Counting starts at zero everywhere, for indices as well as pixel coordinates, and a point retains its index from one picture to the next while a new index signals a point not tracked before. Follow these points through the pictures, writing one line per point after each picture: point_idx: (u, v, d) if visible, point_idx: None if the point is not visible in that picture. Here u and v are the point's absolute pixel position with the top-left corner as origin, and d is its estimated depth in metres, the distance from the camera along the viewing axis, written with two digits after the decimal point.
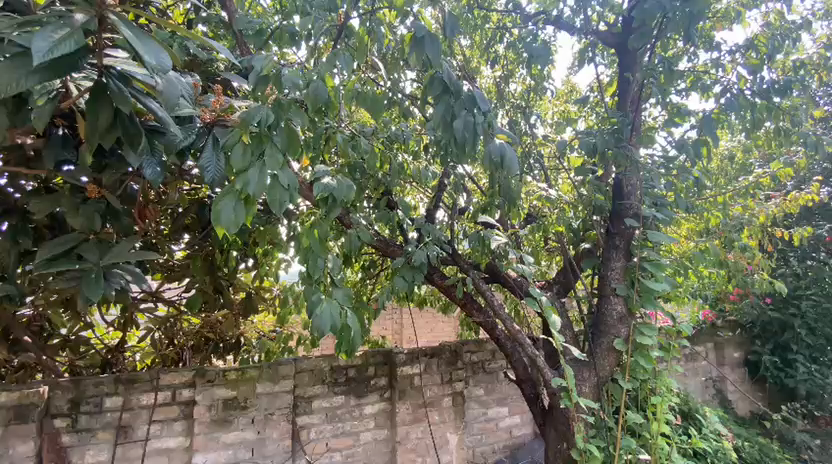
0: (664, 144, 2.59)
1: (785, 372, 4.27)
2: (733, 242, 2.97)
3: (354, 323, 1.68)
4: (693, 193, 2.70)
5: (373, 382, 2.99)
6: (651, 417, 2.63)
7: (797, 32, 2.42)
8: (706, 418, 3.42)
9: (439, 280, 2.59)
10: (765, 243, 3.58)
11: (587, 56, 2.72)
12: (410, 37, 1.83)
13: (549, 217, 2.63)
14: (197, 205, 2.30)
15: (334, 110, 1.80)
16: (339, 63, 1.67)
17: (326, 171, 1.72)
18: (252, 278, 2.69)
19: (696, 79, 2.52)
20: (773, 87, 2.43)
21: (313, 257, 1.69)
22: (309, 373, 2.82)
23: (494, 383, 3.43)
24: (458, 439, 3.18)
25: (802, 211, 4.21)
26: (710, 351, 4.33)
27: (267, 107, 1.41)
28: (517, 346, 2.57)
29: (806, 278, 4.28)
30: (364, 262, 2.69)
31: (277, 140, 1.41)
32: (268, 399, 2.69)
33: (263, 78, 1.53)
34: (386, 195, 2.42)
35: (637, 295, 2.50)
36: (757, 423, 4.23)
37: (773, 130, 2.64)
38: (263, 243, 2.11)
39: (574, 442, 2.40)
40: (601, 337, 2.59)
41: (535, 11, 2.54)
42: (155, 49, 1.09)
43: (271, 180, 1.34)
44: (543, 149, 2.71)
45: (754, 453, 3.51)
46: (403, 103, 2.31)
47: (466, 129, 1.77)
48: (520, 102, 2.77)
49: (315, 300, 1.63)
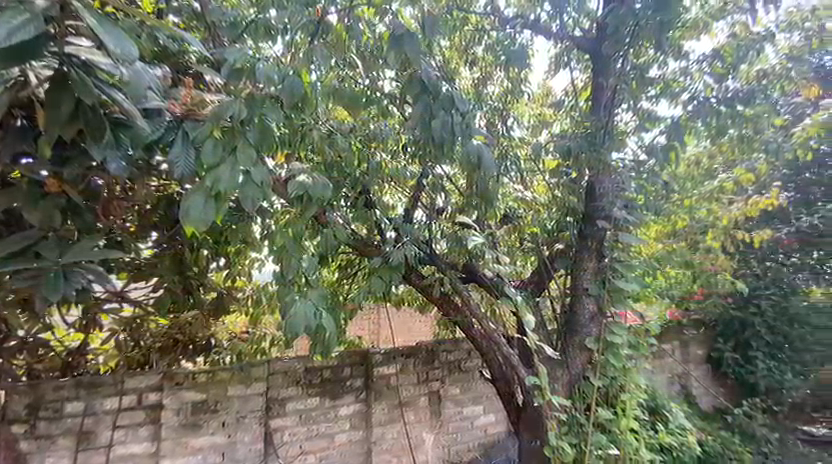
0: (635, 148, 2.66)
1: (746, 368, 4.52)
2: (698, 243, 3.08)
3: (331, 325, 1.65)
4: (661, 197, 2.81)
5: (349, 383, 2.97)
6: (620, 414, 2.67)
7: (762, 43, 2.53)
8: (672, 414, 3.55)
9: (417, 279, 2.61)
10: (728, 245, 3.74)
11: (563, 60, 2.76)
12: (388, 35, 1.88)
13: (524, 218, 2.78)
14: (167, 203, 2.22)
15: (311, 107, 1.75)
16: (318, 62, 1.73)
17: (302, 169, 1.68)
18: (224, 277, 2.61)
19: (666, 87, 2.61)
20: (737, 95, 2.58)
21: (287, 257, 1.68)
22: (283, 374, 2.77)
23: (471, 382, 3.44)
24: (433, 438, 3.24)
25: (763, 215, 4.44)
26: (677, 349, 4.51)
27: (241, 101, 1.37)
28: (493, 345, 2.60)
29: (765, 278, 4.49)
30: (340, 261, 2.65)
31: (249, 136, 1.38)
32: (240, 402, 2.63)
33: (235, 73, 1.52)
34: (364, 194, 2.37)
35: (608, 295, 2.62)
36: (719, 417, 4.41)
37: (738, 138, 2.77)
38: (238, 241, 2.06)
39: (547, 439, 2.48)
40: (572, 335, 2.68)
41: (513, 15, 2.61)
42: (122, 39, 1.06)
43: (243, 176, 1.32)
44: (520, 150, 2.75)
45: (715, 446, 3.69)
46: (383, 102, 2.25)
47: (444, 129, 1.81)
48: (498, 104, 2.75)
49: (289, 300, 1.60)
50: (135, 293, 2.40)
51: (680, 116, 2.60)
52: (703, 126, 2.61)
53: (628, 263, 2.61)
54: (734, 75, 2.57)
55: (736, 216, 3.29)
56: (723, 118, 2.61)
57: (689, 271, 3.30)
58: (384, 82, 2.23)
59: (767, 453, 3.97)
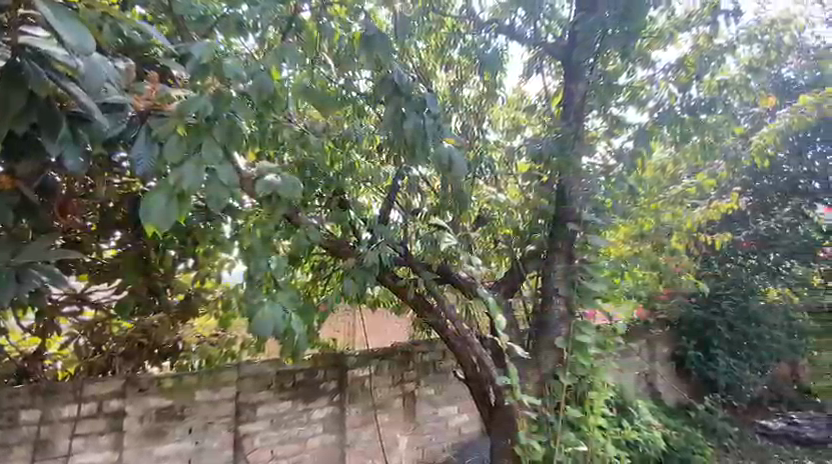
0: (604, 153, 2.74)
1: (708, 365, 4.72)
2: (664, 246, 3.19)
3: (299, 328, 1.61)
4: (628, 200, 2.82)
5: (322, 387, 2.92)
6: (588, 412, 2.78)
7: (723, 54, 2.65)
8: (639, 410, 3.67)
9: (391, 281, 2.59)
10: (692, 247, 3.90)
11: (534, 67, 2.80)
12: (359, 36, 1.91)
13: (498, 220, 2.83)
14: (131, 201, 2.08)
15: (281, 104, 1.73)
16: (286, 61, 1.67)
17: (272, 169, 1.66)
18: (192, 279, 2.38)
19: (634, 94, 2.70)
20: (699, 105, 2.67)
21: (255, 259, 1.66)
22: (253, 378, 2.70)
23: (445, 383, 3.45)
24: (407, 439, 3.24)
25: (724, 218, 4.66)
26: (643, 348, 4.64)
27: (207, 98, 1.33)
28: (466, 346, 2.62)
29: (725, 279, 4.77)
30: (313, 263, 2.57)
31: (217, 133, 1.35)
32: (208, 407, 2.56)
33: (201, 67, 1.45)
34: (339, 194, 2.34)
35: (576, 295, 2.66)
36: (683, 413, 4.58)
37: (698, 145, 2.80)
38: (207, 243, 2.01)
39: (518, 438, 2.53)
40: (545, 335, 2.71)
41: (489, 19, 2.61)
42: (78, 31, 1.02)
43: (209, 175, 1.30)
44: (493, 153, 2.81)
45: (679, 441, 3.82)
46: (359, 102, 2.24)
47: (416, 131, 1.82)
48: (473, 107, 2.84)
49: (256, 303, 1.56)
50: (97, 296, 2.27)
51: (647, 122, 2.68)
52: (669, 133, 2.68)
53: (596, 266, 2.67)
54: (696, 83, 2.66)
55: (699, 219, 3.43)
56: (687, 125, 2.68)
57: (656, 272, 3.41)
58: (360, 81, 2.20)
59: (728, 446, 4.28)
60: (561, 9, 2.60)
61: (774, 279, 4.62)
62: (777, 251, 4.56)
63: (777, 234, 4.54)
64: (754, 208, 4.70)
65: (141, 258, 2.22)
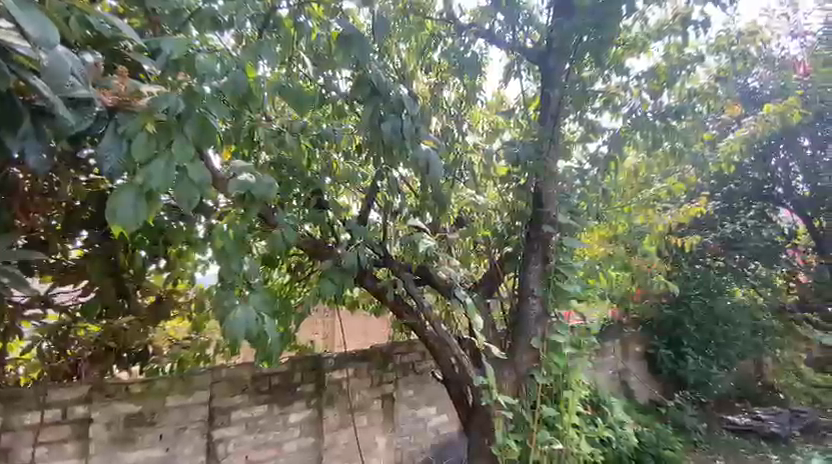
0: (580, 157, 2.82)
1: (678, 363, 4.89)
2: (636, 248, 3.28)
3: (273, 330, 1.58)
4: (602, 202, 2.92)
5: (299, 389, 2.88)
6: (563, 410, 2.84)
7: (693, 63, 2.75)
8: (612, 408, 3.76)
9: (370, 283, 2.55)
10: (663, 248, 4.04)
11: (513, 70, 2.83)
12: (336, 35, 1.94)
13: (477, 222, 2.87)
14: (98, 199, 2.01)
15: (257, 102, 1.69)
16: (262, 58, 1.68)
17: (246, 167, 1.61)
18: (165, 281, 2.33)
19: (608, 100, 2.76)
20: (670, 111, 2.75)
21: (227, 259, 1.61)
22: (228, 382, 2.64)
23: (424, 383, 3.46)
24: (385, 441, 3.22)
25: (694, 222, 4.86)
26: (617, 347, 4.74)
27: (178, 95, 1.30)
28: (444, 347, 2.62)
29: (694, 281, 4.84)
30: (291, 263, 2.55)
31: (187, 131, 1.30)
32: (180, 413, 2.48)
33: (173, 63, 1.47)
34: (317, 194, 2.27)
35: (553, 294, 2.75)
36: (655, 409, 4.73)
37: (670, 150, 2.89)
38: (179, 242, 1.96)
39: (495, 437, 2.56)
40: (522, 338, 2.72)
41: (468, 22, 2.66)
42: (41, 21, 0.99)
43: (179, 174, 1.26)
44: (474, 156, 2.79)
45: (651, 437, 3.94)
46: (339, 102, 2.25)
47: (394, 132, 1.82)
48: (453, 110, 2.89)
49: (228, 305, 1.53)
50: (62, 298, 2.15)
51: (619, 128, 2.78)
52: (642, 137, 2.75)
53: (570, 266, 2.75)
54: (667, 91, 2.78)
55: (670, 222, 3.54)
56: (659, 131, 2.75)
57: (629, 273, 3.50)
58: (339, 81, 2.21)
59: (696, 441, 4.43)
60: (539, 16, 2.66)
61: (740, 280, 4.83)
62: (742, 253, 4.81)
63: (742, 237, 4.78)
64: (722, 213, 4.99)
65: (111, 259, 2.15)
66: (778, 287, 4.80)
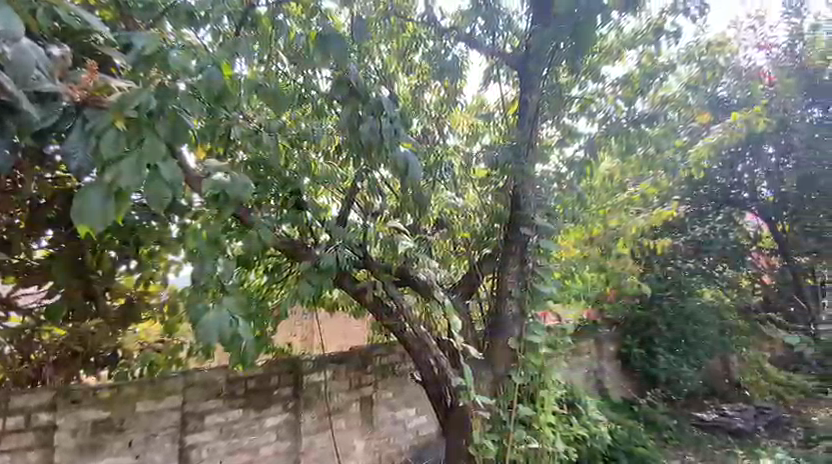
0: (557, 161, 2.87)
1: (650, 362, 5.05)
2: (611, 251, 3.37)
3: (247, 332, 1.55)
4: (579, 206, 2.96)
5: (276, 393, 2.84)
6: (540, 410, 2.88)
7: (666, 71, 2.86)
8: (587, 407, 3.84)
9: (350, 285, 2.52)
10: (637, 251, 4.16)
11: (493, 74, 2.86)
12: (314, 35, 1.90)
13: (456, 224, 2.93)
14: (64, 197, 1.91)
15: (231, 100, 1.63)
16: (239, 54, 1.64)
17: (220, 167, 1.59)
18: (136, 282, 2.18)
19: (586, 106, 2.83)
20: (642, 117, 2.84)
21: (200, 261, 1.57)
22: (202, 386, 2.58)
23: (403, 385, 3.46)
24: (364, 444, 3.20)
25: (666, 225, 5.04)
26: (592, 347, 4.88)
27: (150, 91, 1.25)
28: (424, 348, 2.63)
29: (667, 282, 5.05)
30: (267, 264, 2.49)
31: (159, 128, 1.28)
32: (150, 418, 2.41)
33: (145, 59, 1.40)
34: (296, 195, 2.21)
35: (529, 297, 2.78)
36: (628, 407, 4.87)
37: (643, 156, 2.99)
38: (151, 242, 1.91)
39: (472, 438, 2.59)
40: (499, 338, 2.79)
41: (450, 26, 2.66)
42: (4, 13, 0.96)
43: (149, 172, 1.20)
44: (454, 158, 2.85)
45: (624, 434, 4.04)
46: (318, 101, 2.22)
47: (372, 134, 1.83)
48: (436, 113, 2.92)
49: (201, 308, 1.49)
50: (26, 300, 2.04)
51: (595, 133, 2.84)
52: (616, 143, 2.83)
53: (547, 268, 2.79)
54: (641, 99, 2.85)
55: (643, 225, 3.66)
56: (632, 137, 2.84)
57: (604, 274, 3.59)
58: (319, 81, 2.14)
59: (667, 438, 4.58)
60: (518, 21, 2.68)
61: (709, 281, 5.00)
62: (711, 255, 4.99)
63: (710, 239, 4.98)
64: (691, 216, 5.11)
65: (77, 259, 2.04)
66: (744, 287, 5.00)
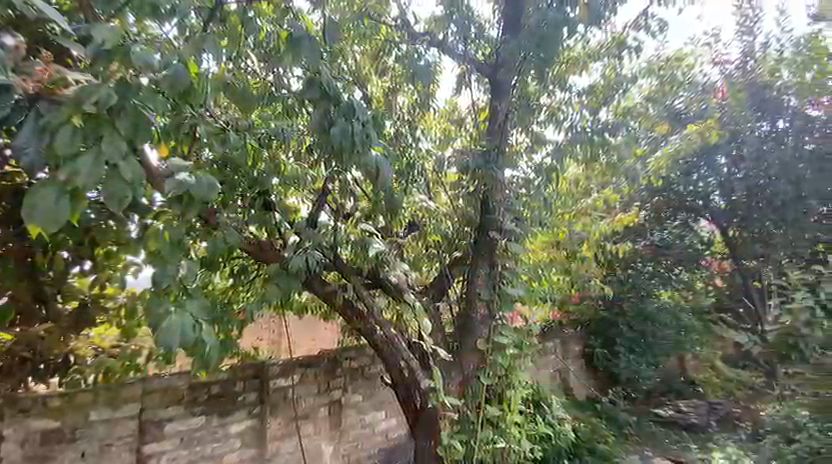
0: (526, 168, 2.94)
1: (612, 361, 5.25)
2: (574, 254, 3.52)
3: (211, 337, 1.51)
4: (546, 211, 3.05)
5: (241, 398, 2.77)
6: (506, 410, 2.96)
7: (627, 83, 3.02)
8: (551, 405, 3.96)
9: (319, 287, 2.47)
10: (599, 254, 4.36)
11: (467, 79, 2.91)
12: (287, 35, 1.88)
13: (427, 226, 2.90)
14: (12, 194, 1.78)
15: (197, 98, 1.59)
16: (206, 51, 1.58)
17: (184, 167, 1.53)
18: (91, 283, 2.03)
19: (554, 114, 2.91)
20: (606, 127, 2.93)
21: (162, 263, 1.50)
22: (161, 394, 2.47)
23: (373, 388, 3.44)
24: (332, 449, 3.15)
25: (628, 230, 5.26)
26: (558, 346, 5.03)
27: (109, 86, 1.20)
28: (393, 351, 2.63)
29: (626, 284, 5.24)
30: (234, 267, 2.43)
31: (120, 125, 1.21)
32: (105, 428, 2.29)
33: (106, 53, 1.32)
34: (265, 194, 2.21)
35: (497, 299, 2.86)
36: (591, 406, 5.03)
37: (606, 164, 3.13)
38: (108, 242, 1.81)
39: (440, 439, 2.61)
40: (468, 338, 2.84)
41: (422, 31, 2.73)
42: None
43: (107, 170, 1.16)
44: (425, 162, 2.84)
45: (587, 432, 4.18)
46: (289, 101, 2.18)
47: (344, 137, 1.83)
48: (406, 116, 2.87)
49: (162, 312, 1.42)
50: None
51: (561, 141, 2.91)
52: (582, 151, 2.90)
53: (514, 271, 2.87)
54: (604, 108, 2.96)
55: (605, 230, 3.84)
56: (597, 146, 2.92)
57: (569, 276, 3.73)
58: (290, 80, 2.16)
59: (627, 434, 4.78)
60: (489, 30, 2.79)
61: (666, 284, 5.26)
62: (668, 258, 5.26)
63: (670, 244, 5.25)
64: (651, 221, 5.34)
65: (27, 260, 1.89)
66: (698, 289, 5.30)
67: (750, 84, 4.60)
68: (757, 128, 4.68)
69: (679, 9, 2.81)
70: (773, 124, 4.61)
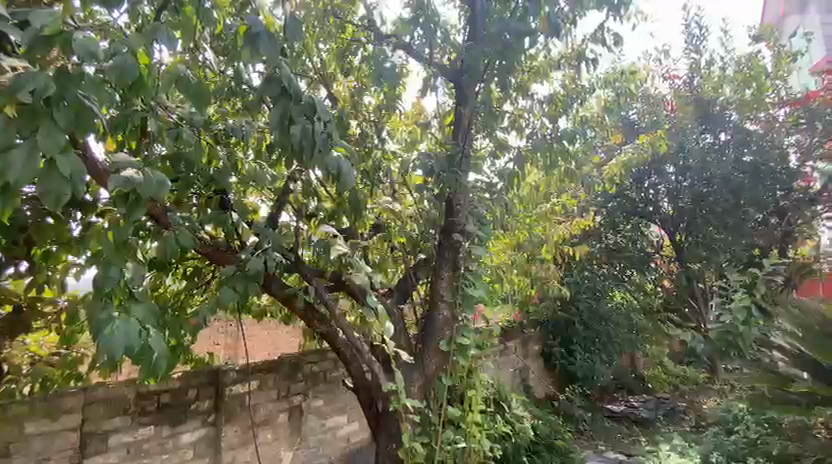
0: (490, 173, 3.04)
1: (568, 359, 5.42)
2: (535, 256, 3.65)
3: (158, 344, 1.42)
4: (507, 214, 3.14)
5: (194, 406, 2.64)
6: (467, 410, 3.09)
7: (586, 93, 3.11)
8: (512, 404, 4.07)
9: (277, 289, 2.37)
10: (557, 256, 4.57)
11: (432, 83, 2.87)
12: (246, 31, 1.73)
13: (393, 228, 2.88)
14: None
15: (148, 91, 1.47)
16: (158, 41, 1.46)
17: (131, 163, 1.44)
18: (27, 286, 1.84)
19: (517, 121, 3.04)
20: (565, 134, 2.96)
21: (104, 264, 1.39)
22: (104, 404, 2.31)
23: (335, 393, 3.38)
24: (292, 456, 3.07)
25: (584, 233, 5.51)
26: (519, 346, 5.16)
27: (47, 75, 1.09)
28: (356, 354, 2.58)
29: (581, 286, 5.37)
30: (186, 269, 2.34)
31: (58, 117, 1.10)
32: (42, 441, 2.11)
33: (44, 39, 1.19)
34: (221, 193, 2.15)
35: (460, 301, 2.89)
36: (549, 403, 5.19)
37: (564, 171, 3.27)
38: (47, 242, 1.67)
39: (402, 442, 2.59)
40: (430, 341, 2.84)
41: (389, 33, 2.71)
42: None
43: (46, 164, 1.08)
44: (391, 164, 2.84)
45: (546, 429, 4.29)
46: (249, 96, 2.09)
47: (304, 137, 1.79)
48: (372, 116, 2.90)
49: (103, 319, 1.32)
50: None
51: (523, 147, 2.99)
52: (543, 159, 2.92)
53: (476, 273, 2.93)
54: (564, 117, 3.05)
55: (562, 233, 4.01)
56: (556, 154, 2.95)
57: (529, 277, 3.87)
58: (251, 75, 2.00)
59: (582, 429, 4.97)
60: (455, 35, 2.86)
61: (618, 284, 5.48)
62: (622, 261, 5.55)
63: (622, 247, 5.52)
64: (605, 226, 5.52)
65: None
66: (649, 289, 5.63)
67: (696, 99, 4.93)
68: (702, 140, 4.97)
69: (632, 26, 2.94)
70: (716, 137, 4.92)
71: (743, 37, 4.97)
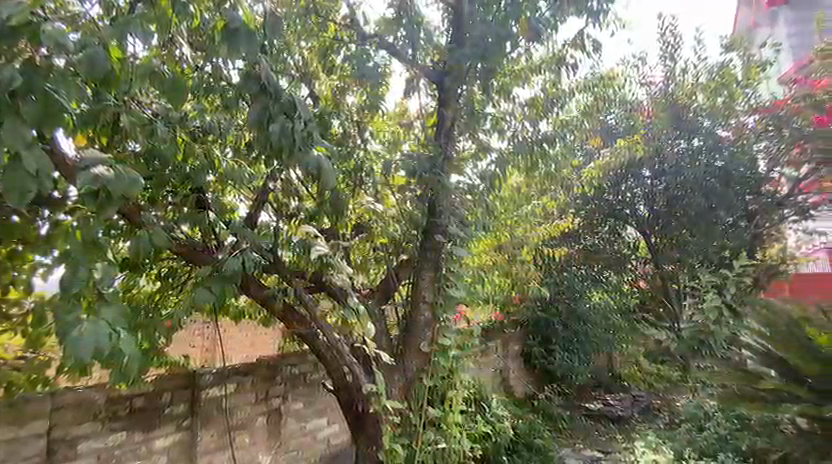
0: (471, 175, 2.98)
1: (547, 359, 5.59)
2: (515, 256, 3.71)
3: (130, 346, 1.36)
4: (489, 216, 3.16)
5: (169, 410, 2.57)
6: (446, 410, 3.13)
7: (564, 97, 3.19)
8: (491, 403, 4.12)
9: (256, 291, 2.33)
10: (536, 258, 4.65)
11: (415, 85, 2.99)
12: (224, 26, 1.69)
13: (374, 228, 2.86)
14: None
15: (119, 86, 1.43)
16: (131, 34, 1.40)
17: (101, 159, 1.39)
18: None
19: (498, 123, 3.00)
20: (544, 137, 3.09)
21: (70, 265, 1.32)
22: (73, 409, 2.21)
23: (314, 394, 3.40)
24: (270, 460, 3.02)
25: (563, 234, 5.62)
26: (499, 345, 5.23)
27: (14, 67, 1.05)
28: (336, 355, 2.54)
29: (562, 287, 5.57)
30: (161, 270, 2.29)
31: (27, 110, 1.06)
32: (6, 450, 1.97)
33: (10, 31, 1.12)
34: (197, 191, 2.09)
35: (440, 302, 2.90)
36: (528, 402, 5.27)
37: (543, 174, 3.34)
38: (12, 241, 1.60)
39: (382, 444, 2.58)
40: (412, 341, 2.84)
41: (371, 33, 2.74)
42: None
43: (9, 161, 1.03)
44: (373, 164, 2.69)
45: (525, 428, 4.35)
46: (227, 92, 2.04)
47: (283, 135, 1.76)
48: (354, 117, 2.79)
49: (71, 321, 1.26)
50: None
51: (504, 148, 3.01)
52: (522, 161, 3.02)
53: (457, 274, 2.95)
54: (545, 121, 3.12)
55: (540, 235, 4.10)
56: (537, 157, 3.08)
57: (509, 278, 3.92)
58: (230, 72, 2.00)
59: (561, 427, 5.04)
60: (439, 36, 2.87)
61: (595, 285, 5.66)
62: (599, 263, 5.72)
63: (599, 249, 5.69)
64: (584, 228, 5.68)
65: None
66: (624, 290, 5.78)
67: (669, 105, 5.12)
68: (676, 146, 5.12)
69: (610, 33, 3.01)
70: (689, 143, 5.04)
71: (715, 47, 5.09)
